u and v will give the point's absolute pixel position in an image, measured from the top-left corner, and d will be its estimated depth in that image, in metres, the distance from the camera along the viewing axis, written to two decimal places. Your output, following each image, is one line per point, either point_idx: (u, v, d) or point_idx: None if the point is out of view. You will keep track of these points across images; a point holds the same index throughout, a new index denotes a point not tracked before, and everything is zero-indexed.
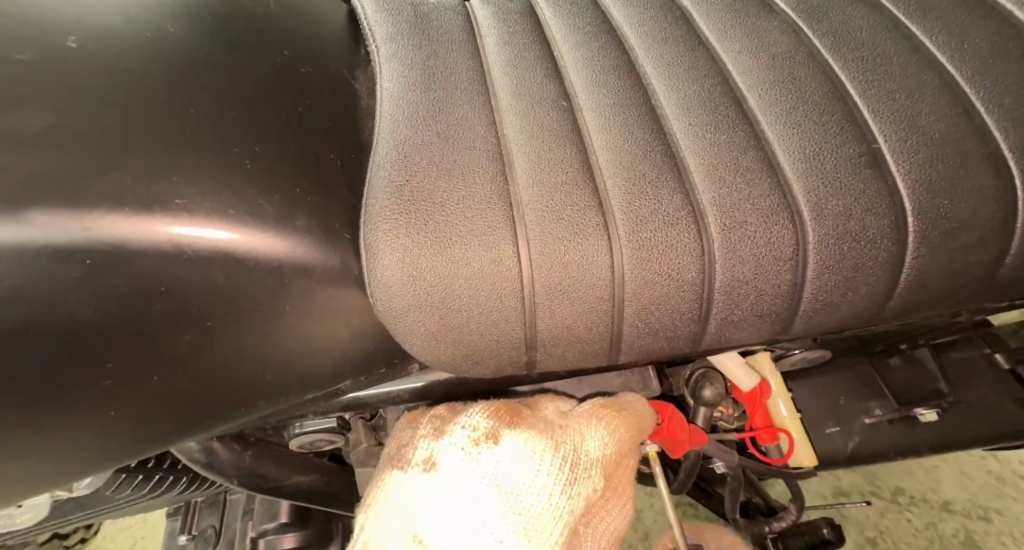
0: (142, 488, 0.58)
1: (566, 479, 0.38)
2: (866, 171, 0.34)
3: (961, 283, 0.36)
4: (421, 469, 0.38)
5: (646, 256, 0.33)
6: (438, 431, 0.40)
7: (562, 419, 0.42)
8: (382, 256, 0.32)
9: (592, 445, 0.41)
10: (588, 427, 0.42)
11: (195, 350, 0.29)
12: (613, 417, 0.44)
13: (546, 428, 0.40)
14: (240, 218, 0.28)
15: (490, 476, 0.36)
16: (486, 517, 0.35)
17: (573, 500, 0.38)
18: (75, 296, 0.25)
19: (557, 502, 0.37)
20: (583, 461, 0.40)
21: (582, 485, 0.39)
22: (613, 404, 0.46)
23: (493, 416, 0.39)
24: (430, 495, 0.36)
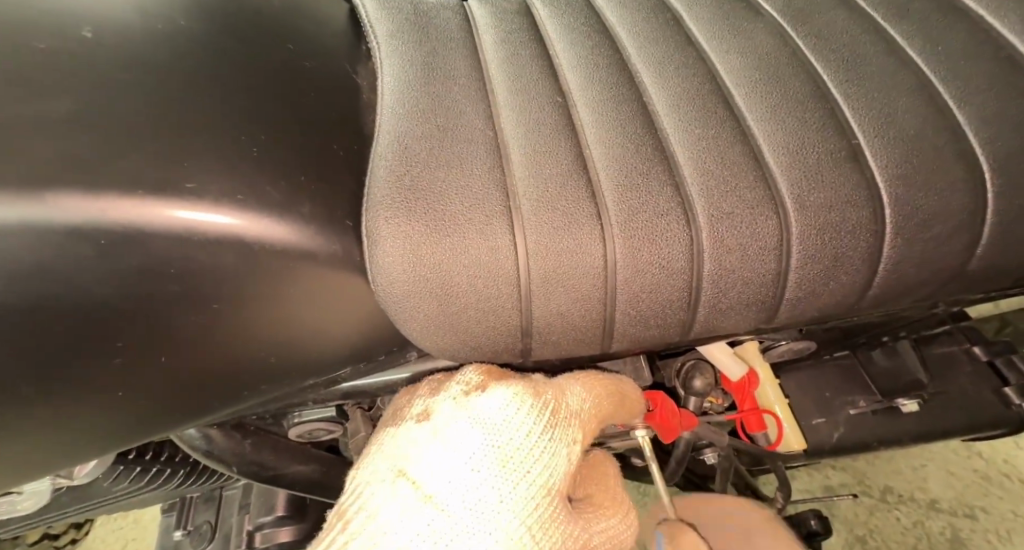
0: (140, 479, 0.59)
1: (547, 427, 0.39)
2: (846, 165, 0.36)
3: (936, 274, 0.38)
4: (414, 421, 0.39)
5: (637, 245, 0.35)
6: (433, 390, 0.41)
7: (546, 381, 0.43)
8: (383, 243, 0.33)
9: (574, 402, 0.43)
10: (573, 387, 0.44)
11: (204, 331, 0.30)
12: (598, 385, 0.46)
13: (533, 384, 0.41)
14: (248, 203, 0.29)
15: (474, 417, 0.38)
16: (468, 451, 0.36)
17: (556, 446, 0.39)
18: (92, 274, 0.26)
19: (538, 442, 0.38)
20: (565, 415, 0.41)
21: (561, 437, 0.40)
22: (597, 374, 0.47)
23: (482, 372, 0.41)
24: (420, 440, 0.38)
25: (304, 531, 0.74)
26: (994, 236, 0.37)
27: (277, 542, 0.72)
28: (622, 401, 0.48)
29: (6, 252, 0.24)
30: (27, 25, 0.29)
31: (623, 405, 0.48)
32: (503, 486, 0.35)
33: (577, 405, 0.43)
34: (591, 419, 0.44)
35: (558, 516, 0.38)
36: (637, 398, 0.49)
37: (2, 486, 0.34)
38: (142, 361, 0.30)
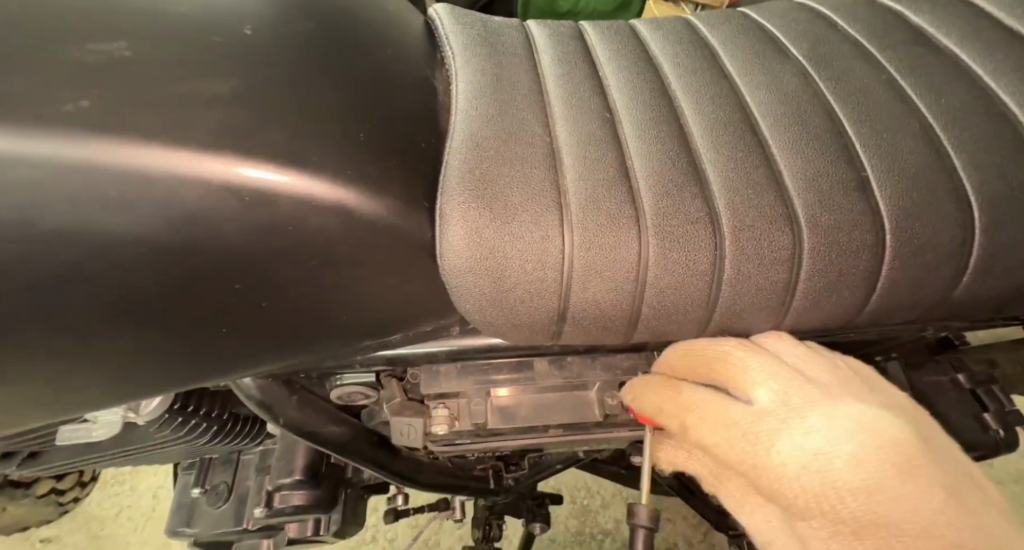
0: (181, 430, 0.64)
1: (820, 450, 0.37)
2: (854, 194, 0.41)
3: (926, 296, 0.43)
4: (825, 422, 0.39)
5: (669, 247, 0.40)
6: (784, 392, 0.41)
7: (762, 411, 0.41)
8: (452, 224, 0.38)
9: (766, 396, 0.41)
10: (756, 381, 0.42)
11: (300, 284, 0.36)
12: (773, 363, 0.42)
13: (747, 440, 0.40)
14: (352, 178, 0.34)
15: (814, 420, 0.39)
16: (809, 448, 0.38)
17: (845, 440, 0.37)
18: (230, 226, 0.31)
19: (812, 448, 0.37)
20: (789, 427, 0.39)
21: (841, 434, 0.37)
22: (740, 360, 0.43)
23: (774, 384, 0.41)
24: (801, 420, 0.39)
25: (317, 497, 0.78)
26: (979, 266, 0.42)
27: (291, 505, 0.76)
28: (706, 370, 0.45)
29: (169, 200, 0.30)
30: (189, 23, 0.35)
31: (837, 372, 0.44)
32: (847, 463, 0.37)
33: (784, 395, 0.41)
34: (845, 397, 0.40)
35: (897, 472, 0.36)
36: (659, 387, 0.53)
37: (105, 404, 0.39)
38: (248, 305, 0.35)
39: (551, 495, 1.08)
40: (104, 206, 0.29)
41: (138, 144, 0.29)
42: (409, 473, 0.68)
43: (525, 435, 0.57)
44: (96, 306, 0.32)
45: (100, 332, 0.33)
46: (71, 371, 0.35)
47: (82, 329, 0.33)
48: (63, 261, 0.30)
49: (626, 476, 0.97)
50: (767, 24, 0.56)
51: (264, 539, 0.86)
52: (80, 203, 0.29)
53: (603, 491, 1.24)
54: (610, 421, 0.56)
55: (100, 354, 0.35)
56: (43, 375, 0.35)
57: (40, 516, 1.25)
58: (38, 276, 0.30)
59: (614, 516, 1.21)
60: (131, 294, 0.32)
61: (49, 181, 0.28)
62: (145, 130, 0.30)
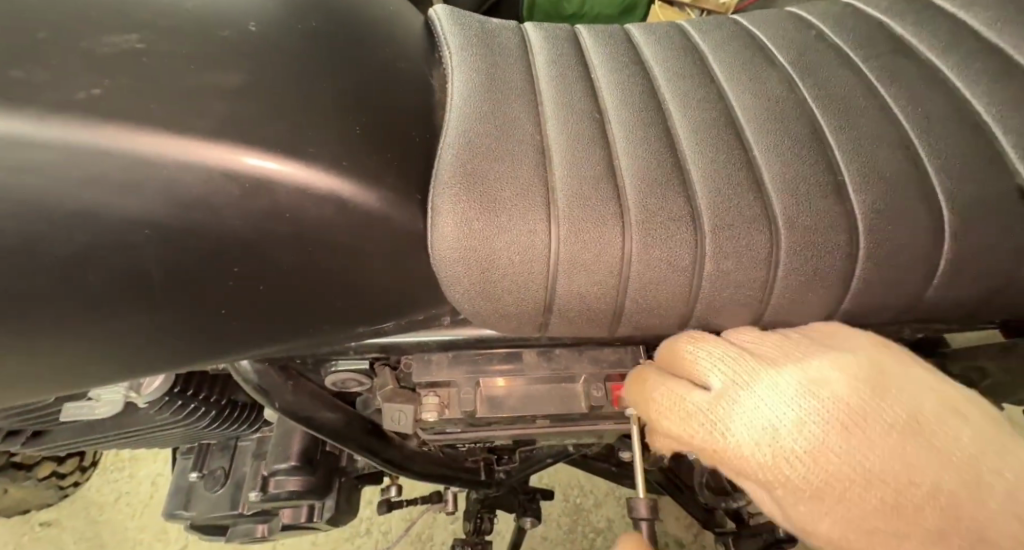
0: (180, 413, 0.66)
1: (767, 426, 0.40)
2: (831, 197, 0.43)
3: (899, 297, 0.45)
4: (795, 400, 0.40)
5: (651, 243, 0.42)
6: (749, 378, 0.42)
7: (714, 398, 0.43)
8: (443, 216, 0.40)
9: (717, 380, 0.44)
10: (708, 369, 0.44)
11: (297, 270, 0.38)
12: (720, 349, 0.44)
13: (704, 426, 0.43)
14: (349, 171, 0.36)
15: (786, 402, 0.40)
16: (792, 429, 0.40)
17: (791, 411, 0.40)
18: (232, 212, 0.33)
19: (767, 426, 0.40)
20: (738, 410, 0.42)
21: (784, 408, 0.40)
22: (691, 351, 0.45)
23: (738, 371, 0.43)
24: (777, 406, 0.41)
25: (311, 483, 0.80)
26: (951, 269, 0.44)
27: (286, 490, 0.78)
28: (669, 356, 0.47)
29: (176, 185, 0.32)
30: (198, 20, 0.38)
31: (804, 339, 0.44)
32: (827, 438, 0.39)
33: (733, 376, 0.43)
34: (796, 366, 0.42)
35: (845, 428, 0.39)
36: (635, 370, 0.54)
37: (109, 380, 0.41)
38: (246, 288, 0.37)
39: (542, 491, 1.10)
40: (114, 190, 0.31)
41: (149, 132, 0.31)
42: (400, 460, 0.70)
43: (512, 426, 0.59)
44: (103, 284, 0.34)
45: (106, 310, 0.35)
46: (79, 346, 0.37)
47: (90, 306, 0.35)
48: (74, 239, 0.32)
49: (617, 472, 0.98)
50: (757, 31, 0.58)
51: (258, 524, 0.89)
52: (93, 186, 0.31)
53: (595, 490, 1.26)
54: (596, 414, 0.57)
55: (106, 331, 0.37)
56: (51, 350, 0.37)
57: (41, 498, 1.27)
58: (51, 254, 0.32)
59: (605, 515, 1.23)
60: (136, 274, 0.34)
61: (63, 164, 0.30)
62: (153, 119, 0.32)
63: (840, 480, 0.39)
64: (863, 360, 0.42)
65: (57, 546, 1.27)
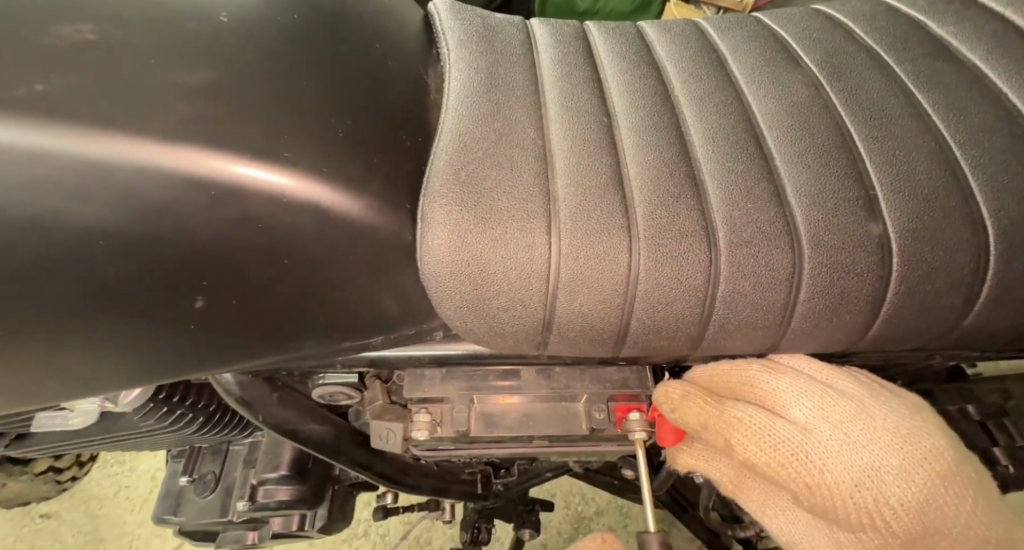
0: (164, 420, 0.63)
1: (867, 466, 0.39)
2: (861, 213, 0.39)
3: (933, 324, 0.41)
4: (875, 444, 0.39)
5: (661, 259, 0.38)
6: (828, 413, 0.41)
7: (803, 432, 0.41)
8: (434, 228, 0.37)
9: (804, 413, 0.42)
10: (784, 398, 0.42)
11: (272, 283, 0.35)
12: (804, 382, 0.42)
13: (800, 462, 0.40)
14: (329, 177, 0.33)
15: (865, 445, 0.39)
16: (869, 473, 0.38)
17: (873, 454, 0.39)
18: (199, 220, 0.31)
19: (848, 465, 0.39)
20: (838, 448, 0.39)
21: (881, 449, 0.39)
22: (769, 383, 0.43)
23: (818, 405, 0.41)
24: (858, 448, 0.39)
25: (300, 493, 0.78)
26: (992, 294, 0.40)
27: (275, 499, 0.76)
28: (732, 381, 0.46)
29: (137, 191, 0.29)
30: (173, 13, 0.35)
31: (862, 381, 0.44)
32: (901, 486, 0.38)
33: (813, 409, 0.41)
34: (879, 408, 0.41)
35: (932, 478, 0.38)
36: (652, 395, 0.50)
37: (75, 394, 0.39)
38: (219, 303, 0.34)
39: (541, 501, 1.06)
40: (70, 196, 0.28)
41: (108, 133, 0.29)
42: (394, 475, 0.67)
43: (508, 444, 0.55)
44: (61, 298, 0.31)
45: (66, 325, 0.32)
46: (41, 363, 0.35)
47: (49, 320, 0.32)
48: (25, 249, 0.29)
49: (619, 485, 0.95)
50: (780, 30, 0.54)
51: (248, 531, 0.86)
52: (45, 192, 0.28)
53: (597, 498, 1.23)
54: (598, 436, 0.53)
55: (68, 347, 0.34)
56: (11, 367, 0.34)
57: (40, 492, 1.26)
58: (2, 266, 0.29)
59: (607, 524, 1.19)
60: (98, 288, 0.31)
61: (13, 169, 0.27)
62: (115, 119, 0.29)
63: (916, 527, 0.38)
64: (913, 407, 0.42)
65: (55, 538, 1.26)
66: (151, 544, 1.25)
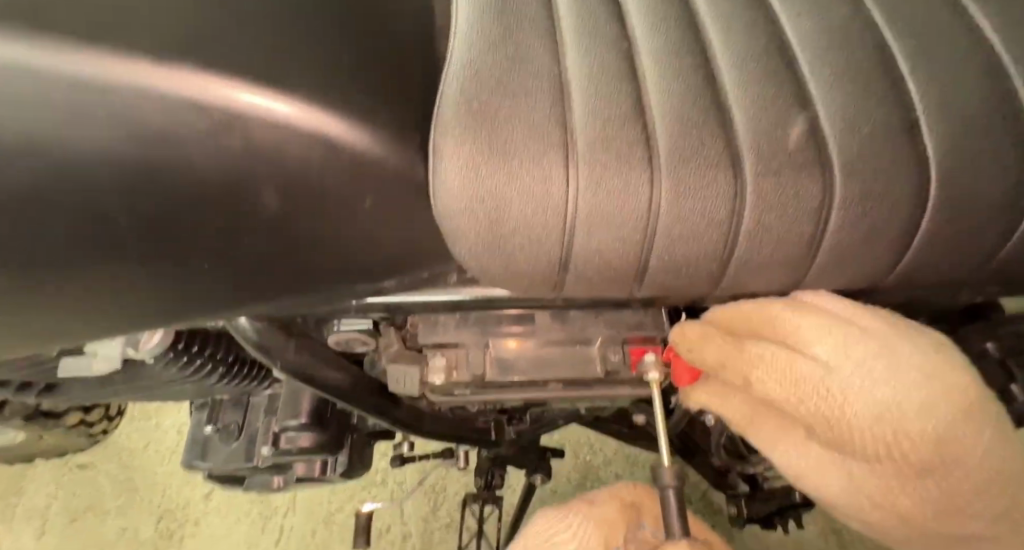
0: (186, 370, 0.64)
1: (889, 401, 0.38)
2: (900, 136, 0.37)
3: (966, 256, 0.39)
4: (898, 379, 0.38)
5: (684, 193, 0.36)
6: (852, 350, 0.39)
7: (825, 368, 0.40)
8: (447, 160, 0.35)
9: (827, 350, 0.40)
10: (807, 336, 0.41)
11: (282, 219, 0.34)
12: (828, 318, 0.40)
13: (820, 397, 0.39)
14: (336, 105, 0.32)
15: (887, 380, 0.38)
16: (890, 407, 0.38)
17: (896, 388, 0.38)
18: (203, 149, 0.29)
19: (869, 399, 0.38)
20: (861, 383, 0.39)
21: (904, 384, 0.38)
22: (792, 320, 0.41)
23: (841, 342, 0.40)
24: (881, 383, 0.38)
25: (321, 441, 0.79)
26: None
27: (297, 445, 0.78)
28: (750, 319, 0.44)
29: (140, 116, 0.28)
30: None
31: (888, 317, 0.42)
32: (920, 420, 0.38)
33: (837, 346, 0.40)
34: (906, 343, 0.40)
35: (952, 412, 0.38)
36: (668, 336, 0.50)
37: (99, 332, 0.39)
38: (229, 239, 0.34)
39: (552, 449, 1.08)
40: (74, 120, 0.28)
41: (103, 53, 0.27)
42: (411, 420, 0.68)
43: (524, 389, 0.55)
44: (73, 229, 0.31)
45: (82, 257, 0.32)
46: (63, 294, 0.35)
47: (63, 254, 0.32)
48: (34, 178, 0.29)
49: (627, 433, 0.97)
50: None
51: (275, 476, 0.89)
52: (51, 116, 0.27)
53: (605, 449, 1.26)
54: (613, 378, 0.53)
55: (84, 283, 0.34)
56: (28, 301, 0.35)
57: (74, 443, 1.31)
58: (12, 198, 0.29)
59: (615, 472, 1.23)
60: (109, 218, 0.31)
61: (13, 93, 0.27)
62: (109, 39, 0.28)
63: (932, 458, 0.39)
64: (936, 343, 0.41)
65: (94, 486, 1.33)
66: (183, 491, 1.31)
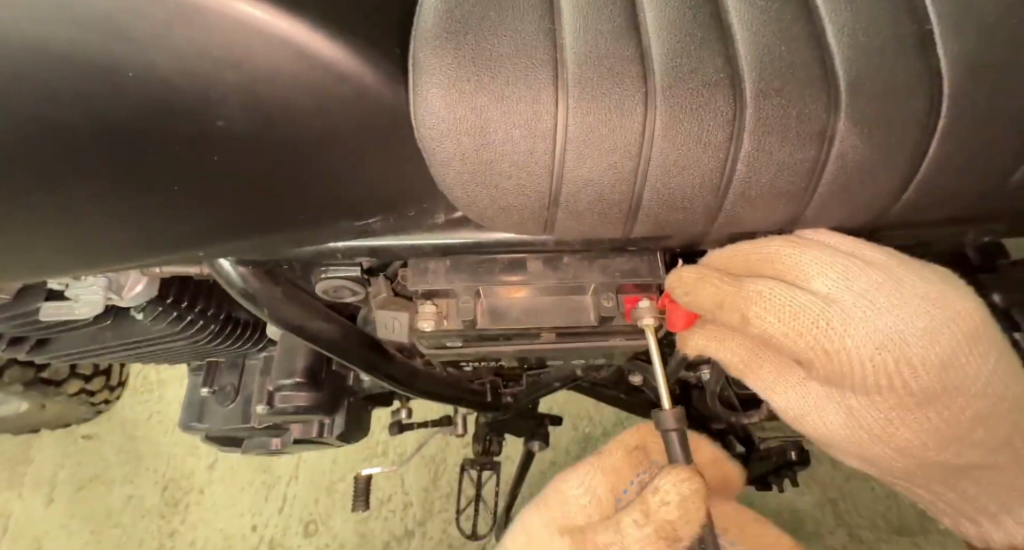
0: (175, 326, 0.63)
1: (890, 330, 0.37)
2: (911, 49, 0.35)
3: (978, 183, 0.37)
4: (900, 308, 0.37)
5: (679, 115, 0.34)
6: (854, 284, 0.38)
7: (825, 302, 0.38)
8: (430, 76, 0.33)
9: (827, 284, 0.38)
10: (807, 272, 0.39)
11: (253, 136, 0.32)
12: (828, 252, 0.38)
13: (821, 330, 0.38)
14: (305, 9, 0.30)
15: (888, 310, 0.37)
16: (892, 336, 0.37)
17: (897, 317, 0.37)
18: (164, 51, 0.28)
19: (869, 330, 0.37)
20: (861, 314, 0.37)
21: (906, 313, 0.37)
22: (790, 256, 0.39)
23: (843, 275, 0.38)
24: (881, 313, 0.37)
25: (317, 399, 0.78)
26: None
27: (293, 405, 0.77)
28: (746, 257, 0.41)
29: (104, 15, 0.27)
30: None
31: (889, 250, 0.40)
32: (922, 347, 0.37)
33: (839, 281, 0.38)
34: (910, 274, 0.38)
35: (954, 339, 0.37)
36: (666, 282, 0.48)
37: (80, 262, 0.39)
38: (199, 158, 0.33)
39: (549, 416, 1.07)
40: (38, 17, 0.27)
41: None
42: (404, 377, 0.67)
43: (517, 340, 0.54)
44: (41, 139, 0.30)
45: (52, 172, 0.32)
46: (37, 216, 0.35)
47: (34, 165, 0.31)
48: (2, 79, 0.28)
49: (622, 399, 0.96)
50: None
51: (273, 439, 0.89)
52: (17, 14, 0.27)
53: (604, 420, 1.25)
54: (606, 327, 0.51)
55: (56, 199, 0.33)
56: (4, 221, 0.34)
57: (76, 414, 1.32)
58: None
59: None
60: (76, 127, 0.30)
61: None
62: None
63: (934, 386, 0.38)
64: (938, 273, 0.40)
65: (97, 456, 1.34)
66: (186, 461, 1.32)
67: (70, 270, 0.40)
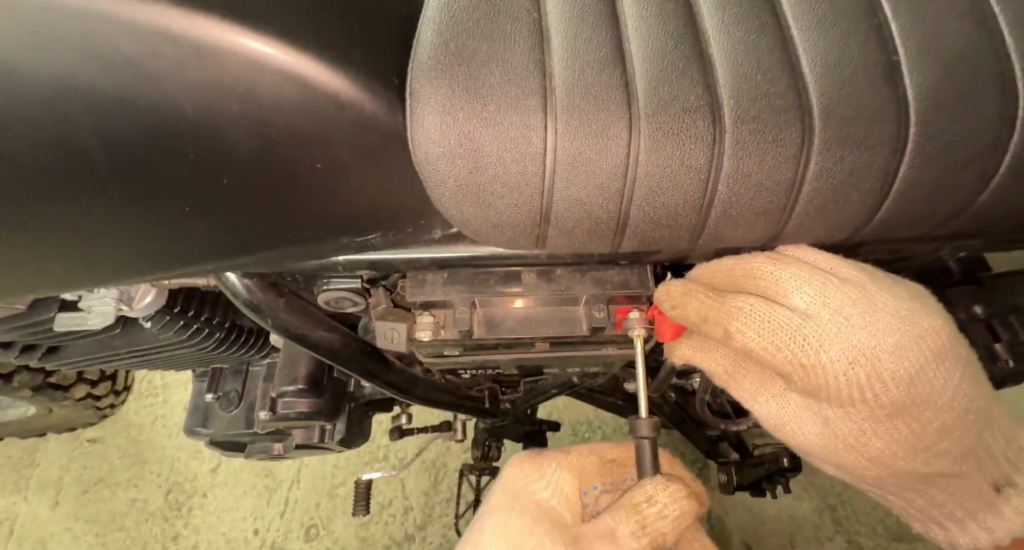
0: (181, 334, 0.65)
1: (864, 345, 0.39)
2: (879, 77, 0.36)
3: (949, 202, 0.39)
4: (874, 325, 0.39)
5: (661, 140, 0.36)
6: (830, 300, 0.39)
7: (802, 317, 0.40)
8: (425, 105, 0.36)
9: (805, 300, 0.40)
10: (786, 288, 0.41)
11: (258, 160, 0.34)
12: (806, 268, 0.40)
13: (796, 344, 0.40)
14: (308, 43, 0.32)
15: (863, 326, 0.39)
16: (865, 351, 0.39)
17: (870, 333, 0.39)
18: (178, 83, 0.31)
19: (843, 344, 0.39)
20: (836, 330, 0.39)
21: (880, 329, 0.39)
22: (771, 273, 0.41)
23: (820, 292, 0.40)
24: (856, 329, 0.39)
25: (319, 406, 0.80)
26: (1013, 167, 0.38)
27: (296, 411, 0.79)
28: (730, 273, 0.43)
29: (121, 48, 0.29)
30: None
31: (865, 267, 0.42)
32: (894, 363, 0.39)
33: (816, 296, 0.40)
34: (883, 291, 0.40)
35: (924, 354, 0.39)
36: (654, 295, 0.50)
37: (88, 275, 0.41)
38: (207, 180, 0.34)
39: (547, 422, 1.09)
40: (63, 54, 0.30)
41: None
42: (403, 384, 0.68)
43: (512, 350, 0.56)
44: (61, 163, 0.32)
45: (68, 193, 0.34)
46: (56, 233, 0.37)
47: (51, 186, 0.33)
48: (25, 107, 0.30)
49: (620, 405, 0.98)
50: None
51: (275, 443, 0.91)
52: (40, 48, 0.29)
53: (604, 427, 1.27)
54: (598, 337, 0.53)
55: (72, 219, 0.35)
56: (25, 238, 0.36)
57: (84, 420, 1.34)
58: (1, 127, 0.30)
59: None
60: (94, 153, 0.32)
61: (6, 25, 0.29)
62: None
63: (905, 399, 0.40)
64: (910, 291, 0.42)
65: (104, 461, 1.36)
66: (190, 465, 1.34)
67: (82, 283, 0.42)
